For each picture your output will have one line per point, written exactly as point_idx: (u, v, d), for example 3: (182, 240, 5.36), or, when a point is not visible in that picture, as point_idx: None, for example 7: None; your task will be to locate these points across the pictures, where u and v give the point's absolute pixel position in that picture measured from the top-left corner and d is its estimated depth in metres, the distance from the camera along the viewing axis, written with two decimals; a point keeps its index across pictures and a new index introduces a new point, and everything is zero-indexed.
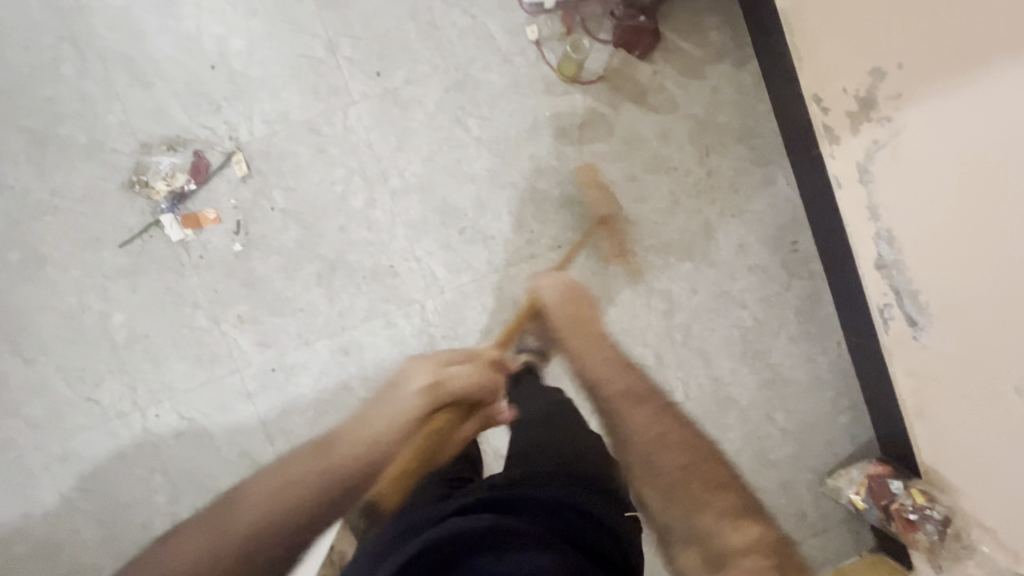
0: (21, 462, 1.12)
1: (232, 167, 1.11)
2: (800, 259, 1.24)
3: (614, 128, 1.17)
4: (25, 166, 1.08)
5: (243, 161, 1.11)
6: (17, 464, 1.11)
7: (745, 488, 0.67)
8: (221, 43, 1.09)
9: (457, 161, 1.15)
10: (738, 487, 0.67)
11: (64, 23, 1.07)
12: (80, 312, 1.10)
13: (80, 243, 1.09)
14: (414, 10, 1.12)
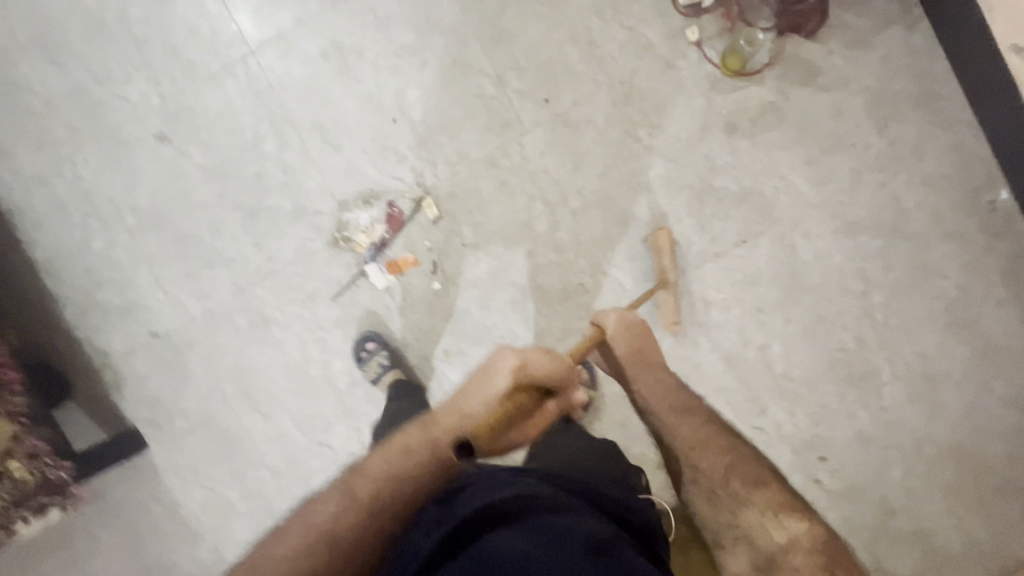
0: (270, 507, 1.20)
1: (423, 212, 1.17)
2: (1002, 218, 1.16)
3: (786, 114, 1.15)
4: (243, 238, 1.17)
5: (433, 205, 1.17)
6: (267, 509, 1.20)
7: (791, 523, 0.70)
8: (400, 97, 1.15)
9: (633, 172, 1.16)
10: (783, 524, 0.70)
11: (260, 102, 1.16)
12: (305, 364, 1.19)
13: (298, 300, 1.18)
14: (574, 33, 1.15)
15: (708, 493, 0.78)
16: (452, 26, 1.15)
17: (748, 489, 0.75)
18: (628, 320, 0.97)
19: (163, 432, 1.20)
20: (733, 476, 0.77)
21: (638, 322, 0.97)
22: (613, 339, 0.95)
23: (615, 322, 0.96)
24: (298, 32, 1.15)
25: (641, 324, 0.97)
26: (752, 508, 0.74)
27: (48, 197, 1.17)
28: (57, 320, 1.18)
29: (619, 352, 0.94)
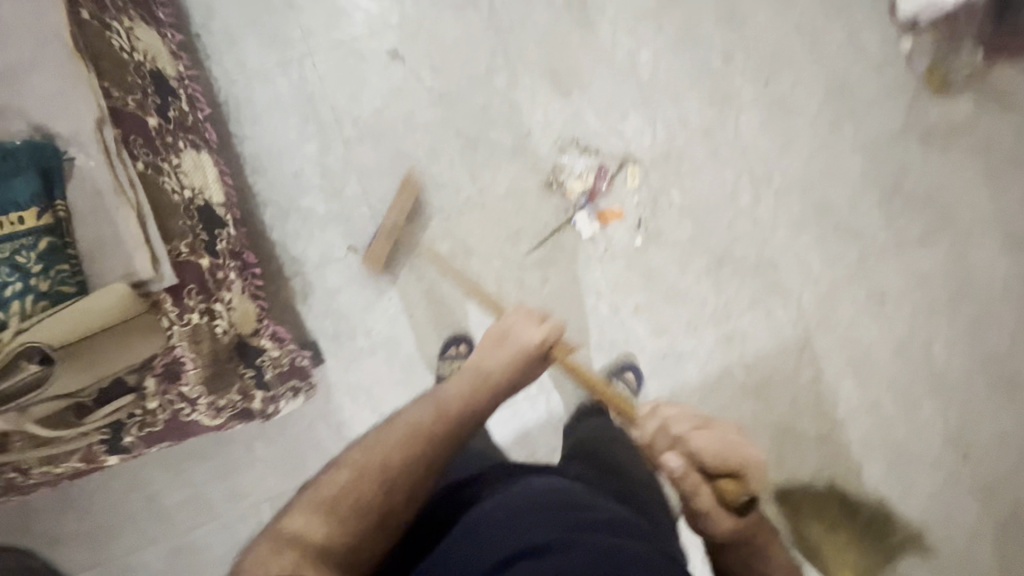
0: None
1: (625, 178, 1.20)
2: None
3: (975, 132, 1.24)
4: (459, 166, 1.18)
5: (637, 173, 1.20)
6: None
7: None
8: (632, 55, 1.20)
9: (834, 163, 1.24)
10: None
11: (499, 39, 1.18)
12: (500, 299, 1.19)
13: (501, 237, 1.19)
14: (800, 25, 1.22)
15: None
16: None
17: None
18: (704, 424, 0.71)
19: (344, 349, 1.18)
20: None
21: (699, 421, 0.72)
22: (748, 471, 0.68)
23: (693, 437, 0.69)
24: None
25: (701, 422, 0.72)
26: None
27: (270, 93, 1.15)
28: (255, 219, 1.16)
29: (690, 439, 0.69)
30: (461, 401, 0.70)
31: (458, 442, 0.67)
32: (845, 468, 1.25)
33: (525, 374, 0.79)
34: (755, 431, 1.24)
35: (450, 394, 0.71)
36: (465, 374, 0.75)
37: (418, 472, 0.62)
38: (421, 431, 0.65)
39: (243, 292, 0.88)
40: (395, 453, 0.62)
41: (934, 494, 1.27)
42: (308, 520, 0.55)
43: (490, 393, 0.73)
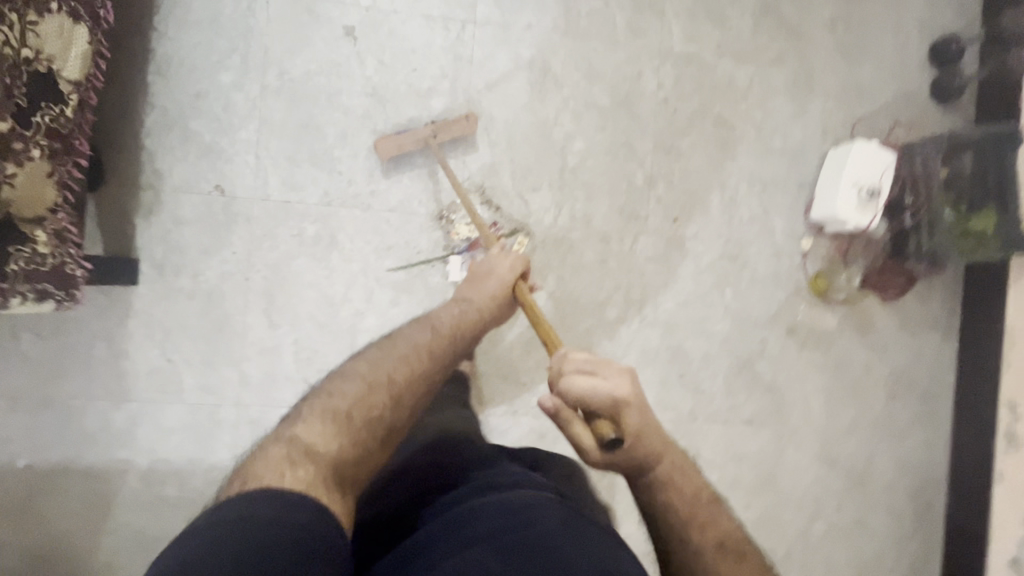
0: (195, 415, 1.12)
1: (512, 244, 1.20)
2: (941, 529, 1.34)
3: (831, 345, 1.31)
4: (362, 161, 1.16)
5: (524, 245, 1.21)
6: (184, 417, 1.12)
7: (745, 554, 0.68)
8: (567, 139, 1.23)
9: (703, 318, 1.28)
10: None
11: (453, 66, 1.19)
12: (340, 301, 1.16)
13: (372, 244, 1.17)
14: (724, 184, 1.28)
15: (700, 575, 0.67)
16: (641, 116, 1.25)
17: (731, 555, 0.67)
18: (596, 363, 0.69)
19: (163, 281, 1.11)
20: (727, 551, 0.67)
21: (599, 360, 0.70)
22: (616, 407, 0.67)
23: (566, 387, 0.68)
24: (521, 34, 1.21)
25: (598, 360, 0.70)
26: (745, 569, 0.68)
27: (210, 8, 1.11)
28: (135, 118, 1.10)
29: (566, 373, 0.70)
30: (447, 330, 0.92)
31: (447, 361, 0.89)
32: None
33: (500, 311, 1.00)
34: None
35: (441, 321, 0.93)
36: (450, 305, 0.96)
37: (406, 389, 0.81)
38: (421, 351, 0.86)
39: (47, 175, 0.83)
40: (397, 367, 0.82)
41: None
42: (321, 430, 0.71)
43: (471, 326, 0.95)
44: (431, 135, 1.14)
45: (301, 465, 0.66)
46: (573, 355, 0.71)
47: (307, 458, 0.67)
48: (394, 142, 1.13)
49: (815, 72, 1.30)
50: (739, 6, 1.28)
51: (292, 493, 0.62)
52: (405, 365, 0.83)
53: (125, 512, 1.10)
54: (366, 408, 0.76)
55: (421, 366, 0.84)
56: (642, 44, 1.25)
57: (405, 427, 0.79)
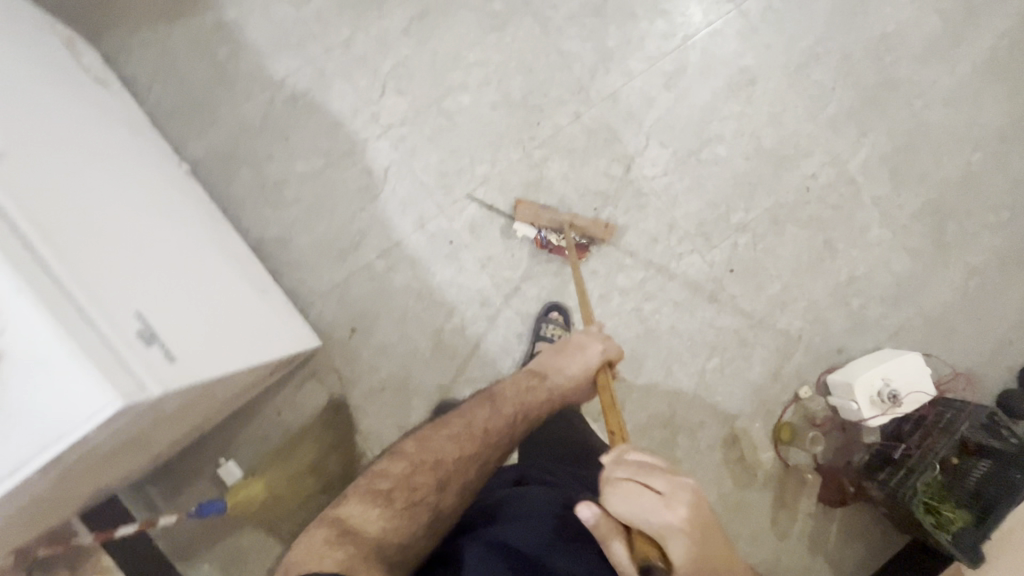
0: (292, 27, 1.19)
1: (608, 160, 1.25)
2: None
3: (746, 483, 1.25)
4: (575, 3, 1.25)
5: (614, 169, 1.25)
6: (284, 19, 1.19)
7: None
8: (716, 139, 1.28)
9: (677, 358, 1.26)
10: None
11: (695, 13, 1.28)
12: (461, 65, 1.22)
13: (522, 57, 1.23)
14: (788, 286, 1.29)
15: None
16: (781, 180, 1.30)
17: None
18: (651, 470, 0.59)
19: None
20: None
21: (654, 468, 0.60)
22: (662, 533, 0.57)
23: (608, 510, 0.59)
24: (758, 45, 1.30)
25: (652, 468, 0.60)
26: None
27: None
28: None
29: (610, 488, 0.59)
30: (509, 411, 0.83)
31: (512, 439, 0.82)
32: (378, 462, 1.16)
33: (578, 391, 0.90)
34: (394, 356, 1.18)
35: (504, 398, 0.85)
36: (523, 376, 0.89)
37: (457, 472, 0.75)
38: (477, 431, 0.80)
39: None
40: (454, 450, 0.77)
41: None
42: (363, 511, 0.69)
43: (537, 402, 0.86)
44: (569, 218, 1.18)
45: (340, 547, 0.63)
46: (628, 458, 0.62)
47: (345, 542, 0.64)
48: (532, 209, 1.19)
49: (924, 287, 1.33)
50: (918, 189, 1.33)
51: (333, 575, 0.58)
52: (460, 443, 0.78)
53: (181, 32, 1.17)
54: (413, 487, 0.72)
55: (480, 445, 0.78)
56: (827, 139, 1.31)
57: (458, 512, 0.73)
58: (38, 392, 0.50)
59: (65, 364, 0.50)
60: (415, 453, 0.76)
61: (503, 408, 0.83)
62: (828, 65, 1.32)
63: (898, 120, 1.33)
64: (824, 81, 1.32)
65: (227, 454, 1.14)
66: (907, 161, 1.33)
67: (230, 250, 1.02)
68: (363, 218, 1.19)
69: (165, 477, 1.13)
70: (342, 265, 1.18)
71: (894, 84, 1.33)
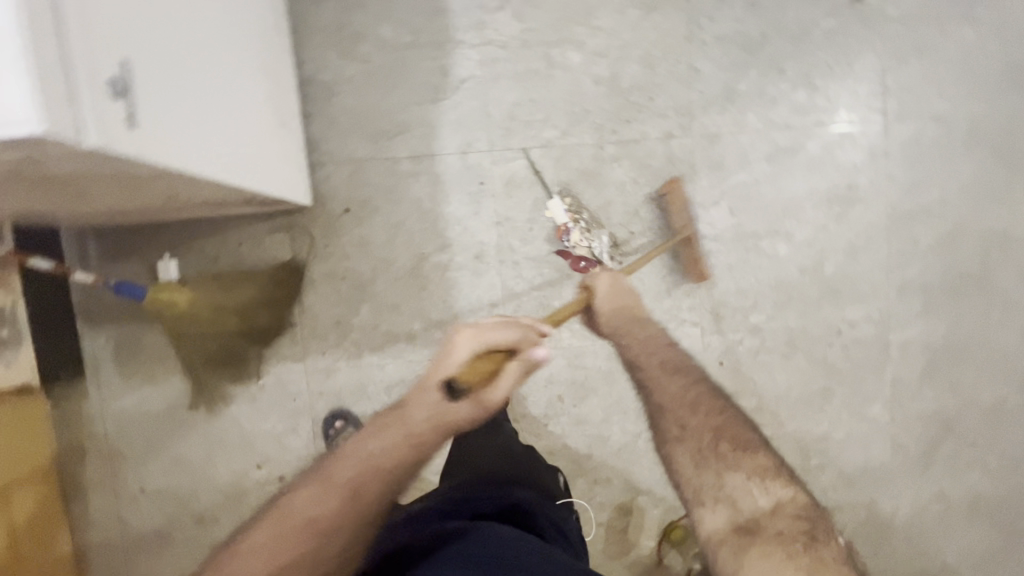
0: None
1: None
2: None
3: (613, 552, 1.23)
4: (734, 26, 1.14)
5: None
6: None
7: (775, 488, 0.82)
8: (784, 236, 1.19)
9: (622, 411, 1.20)
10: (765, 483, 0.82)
11: (841, 105, 1.17)
12: (590, 23, 1.13)
13: (651, 50, 1.14)
14: (763, 408, 1.23)
15: (696, 457, 0.87)
16: (819, 309, 1.21)
17: (736, 454, 0.86)
18: (485, 326, 0.72)
19: None
20: (723, 441, 0.87)
21: (504, 324, 0.73)
22: (466, 354, 0.70)
23: (459, 347, 0.71)
24: (880, 171, 1.19)
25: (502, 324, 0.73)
26: (741, 470, 0.84)
27: None
28: None
29: (446, 362, 0.71)
30: (369, 470, 0.70)
31: (377, 510, 0.69)
32: (304, 338, 1.15)
33: (490, 401, 0.71)
34: (371, 255, 1.14)
35: (370, 457, 0.71)
36: (394, 429, 0.72)
37: (300, 575, 0.65)
38: (321, 517, 0.67)
39: None
40: (291, 555, 0.66)
41: (247, 438, 1.17)
42: None
43: (423, 438, 0.71)
44: (691, 235, 1.13)
45: None
46: (526, 352, 0.71)
47: None
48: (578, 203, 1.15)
49: (887, 485, 1.26)
50: (941, 395, 1.25)
51: None
52: (300, 542, 0.66)
53: None
54: None
55: (330, 528, 0.67)
56: (886, 298, 1.22)
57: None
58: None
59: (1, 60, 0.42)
60: (251, 549, 0.66)
61: (365, 472, 0.70)
62: (935, 229, 1.21)
63: (964, 321, 1.23)
64: (921, 242, 1.21)
65: (174, 252, 1.12)
66: (948, 363, 1.24)
67: (265, 56, 0.93)
68: (415, 114, 1.12)
69: (109, 238, 1.11)
70: (372, 145, 1.12)
71: (984, 285, 1.22)
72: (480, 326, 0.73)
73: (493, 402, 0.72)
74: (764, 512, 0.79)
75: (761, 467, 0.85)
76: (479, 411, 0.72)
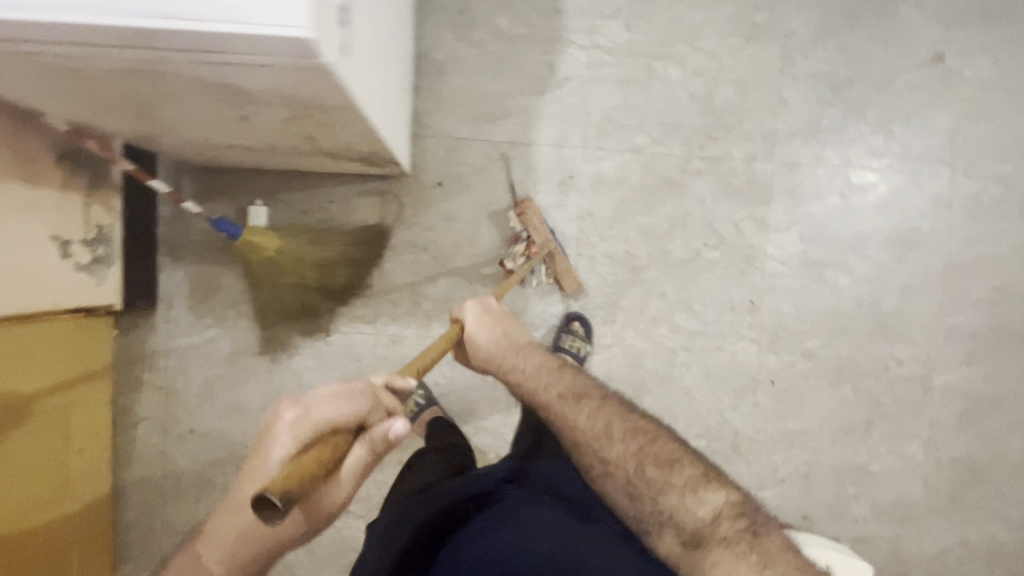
0: None
1: (747, 214, 1.22)
2: None
3: None
4: (823, 67, 1.22)
5: (746, 225, 1.22)
6: None
7: (710, 496, 0.72)
8: (845, 269, 1.25)
9: (672, 415, 1.23)
10: (702, 495, 0.72)
11: (911, 155, 1.24)
12: (693, 44, 1.19)
13: (745, 77, 1.21)
14: (806, 432, 1.26)
15: (624, 485, 0.74)
16: (870, 344, 1.26)
17: (665, 471, 0.74)
18: (335, 397, 0.57)
19: None
20: (648, 463, 0.75)
21: (351, 394, 0.58)
22: (300, 434, 0.55)
23: (287, 425, 0.56)
24: (941, 222, 1.25)
25: (350, 395, 0.58)
26: (676, 489, 0.72)
27: None
28: None
29: (269, 436, 0.57)
30: (233, 557, 0.61)
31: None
32: (376, 301, 1.17)
33: (353, 483, 0.58)
34: (454, 230, 1.17)
35: (232, 543, 0.61)
36: (247, 512, 0.61)
37: None
38: None
39: None
40: None
41: (303, 393, 1.17)
42: None
43: (280, 533, 0.60)
44: (552, 248, 1.15)
45: None
46: (375, 428, 0.56)
47: None
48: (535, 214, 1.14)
49: (914, 524, 1.29)
50: (973, 443, 1.29)
51: None
52: None
53: None
54: None
55: None
56: (933, 342, 1.27)
57: None
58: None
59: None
60: None
61: (231, 554, 0.61)
62: (984, 283, 1.27)
63: (1002, 375, 1.29)
64: (971, 293, 1.27)
65: (265, 200, 1.14)
66: (983, 413, 1.29)
67: (403, 26, 0.98)
68: (517, 103, 1.17)
69: (205, 176, 1.13)
70: (472, 125, 1.17)
71: None
72: (324, 391, 0.59)
73: (342, 488, 0.58)
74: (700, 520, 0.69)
75: (692, 480, 0.73)
76: (348, 489, 0.58)
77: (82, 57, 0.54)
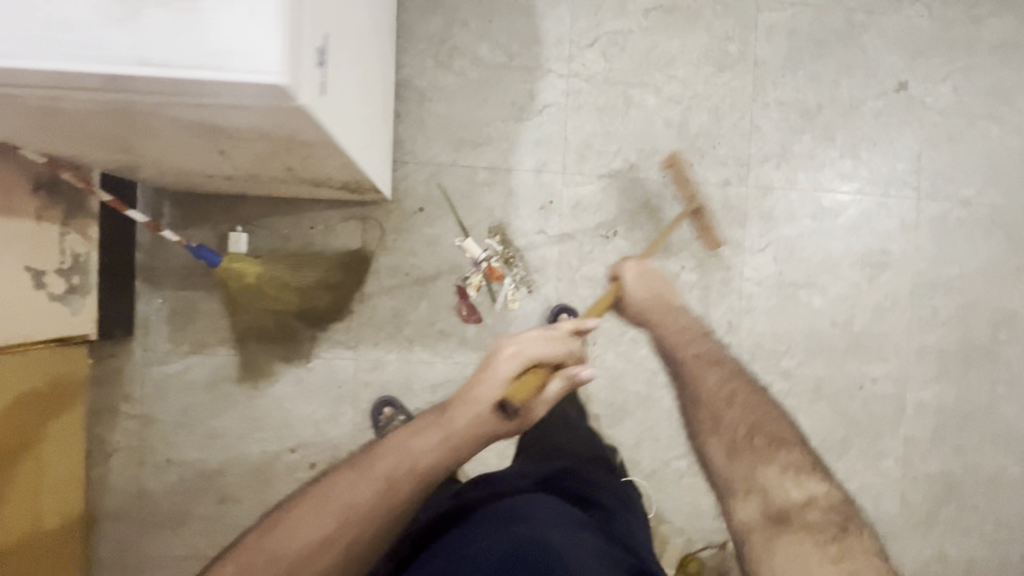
0: None
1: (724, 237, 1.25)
2: None
3: None
4: (794, 94, 1.26)
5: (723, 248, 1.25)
6: None
7: (804, 485, 1.05)
8: (820, 289, 1.28)
9: (654, 436, 1.25)
10: (799, 483, 1.05)
11: (880, 178, 1.29)
12: (669, 72, 1.23)
13: (719, 104, 1.24)
14: None
15: (735, 445, 1.09)
16: (845, 362, 1.29)
17: (785, 465, 1.06)
18: (520, 340, 0.91)
19: None
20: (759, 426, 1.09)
21: (532, 358, 0.89)
22: (514, 371, 0.88)
23: (500, 361, 0.91)
24: (910, 242, 1.30)
25: (536, 354, 0.89)
26: (782, 470, 1.05)
27: None
28: None
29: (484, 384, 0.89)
30: (422, 465, 0.85)
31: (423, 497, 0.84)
32: (359, 326, 1.17)
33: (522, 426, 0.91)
34: (437, 255, 1.18)
35: (424, 447, 0.86)
36: (433, 433, 0.87)
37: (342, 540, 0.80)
38: (358, 509, 0.81)
39: None
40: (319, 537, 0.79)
41: (285, 419, 1.16)
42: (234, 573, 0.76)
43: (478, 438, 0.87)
44: (698, 206, 1.22)
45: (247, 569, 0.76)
46: (572, 369, 0.92)
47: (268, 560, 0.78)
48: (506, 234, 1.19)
49: (892, 539, 1.31)
50: (947, 457, 1.32)
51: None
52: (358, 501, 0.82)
53: None
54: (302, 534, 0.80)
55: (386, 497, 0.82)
56: (906, 359, 1.31)
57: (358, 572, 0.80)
58: (227, 14, 0.46)
59: (267, 13, 0.46)
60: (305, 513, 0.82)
61: (419, 464, 0.85)
62: (952, 301, 1.31)
63: (973, 390, 1.32)
64: (940, 311, 1.31)
65: (246, 225, 1.14)
66: (956, 427, 1.32)
67: (383, 59, 1.00)
68: (497, 129, 1.19)
69: (185, 202, 1.12)
70: (454, 151, 1.18)
71: (993, 358, 1.32)
72: (509, 344, 0.91)
73: (538, 409, 0.92)
74: (795, 504, 1.03)
75: (796, 464, 1.07)
76: (536, 412, 0.92)
77: (62, 101, 0.55)
